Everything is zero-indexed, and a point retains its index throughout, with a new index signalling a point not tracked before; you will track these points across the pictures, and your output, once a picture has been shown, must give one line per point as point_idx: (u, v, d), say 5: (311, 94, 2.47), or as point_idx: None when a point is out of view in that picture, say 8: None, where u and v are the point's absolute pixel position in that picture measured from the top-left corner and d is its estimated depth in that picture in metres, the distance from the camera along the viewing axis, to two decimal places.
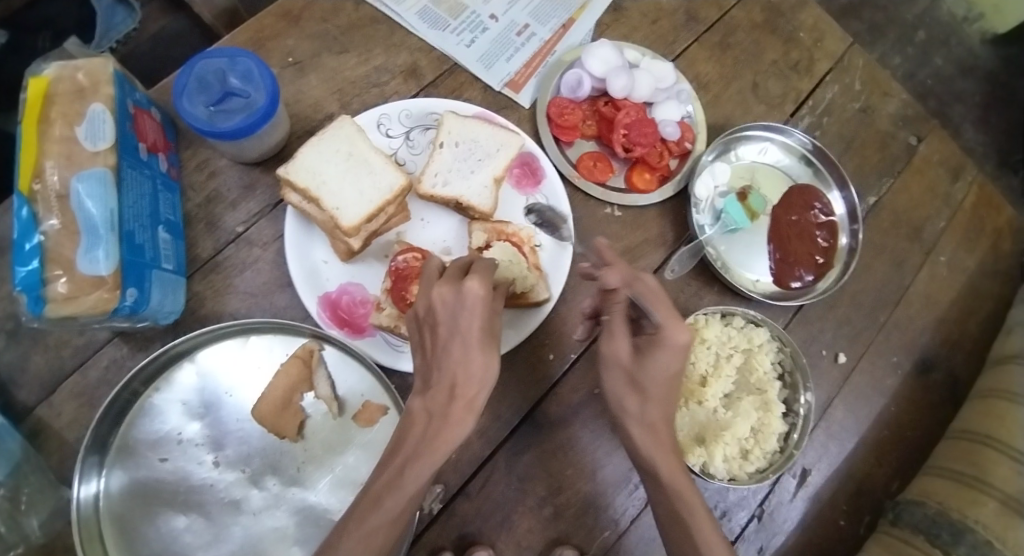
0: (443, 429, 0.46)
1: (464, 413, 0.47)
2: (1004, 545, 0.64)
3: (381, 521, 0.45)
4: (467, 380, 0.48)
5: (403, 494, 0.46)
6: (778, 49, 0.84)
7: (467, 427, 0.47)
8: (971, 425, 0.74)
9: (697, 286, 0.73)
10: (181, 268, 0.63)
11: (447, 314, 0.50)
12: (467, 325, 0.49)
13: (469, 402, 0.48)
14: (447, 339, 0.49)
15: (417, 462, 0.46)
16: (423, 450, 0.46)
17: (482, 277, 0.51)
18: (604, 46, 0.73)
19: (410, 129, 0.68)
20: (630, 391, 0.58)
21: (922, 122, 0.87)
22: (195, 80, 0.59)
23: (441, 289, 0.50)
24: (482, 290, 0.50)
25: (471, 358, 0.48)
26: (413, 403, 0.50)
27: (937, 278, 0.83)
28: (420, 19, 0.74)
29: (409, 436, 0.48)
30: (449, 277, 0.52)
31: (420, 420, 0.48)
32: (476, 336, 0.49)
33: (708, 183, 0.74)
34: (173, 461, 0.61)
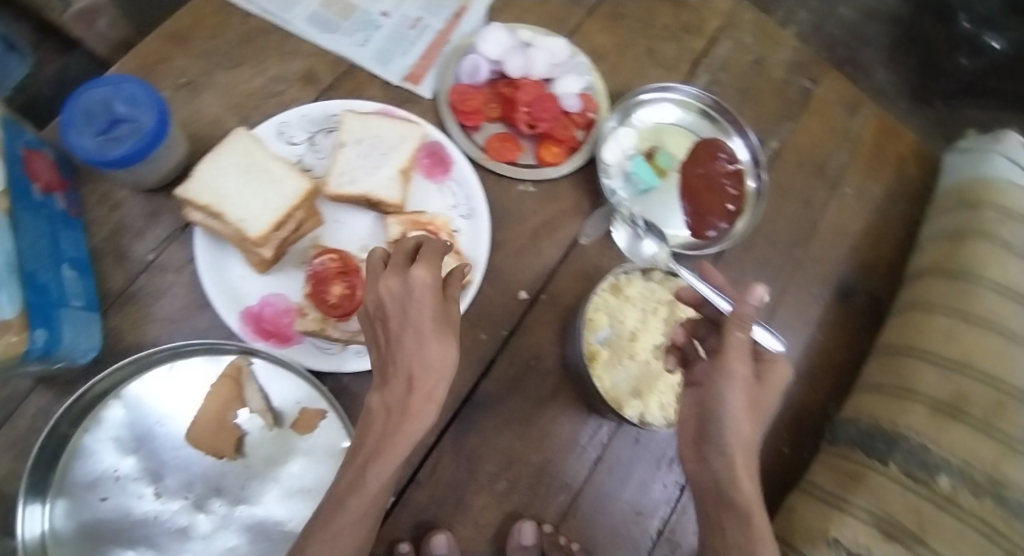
0: (402, 425, 0.45)
1: (424, 403, 0.46)
2: (939, 447, 0.65)
3: (347, 520, 0.44)
4: (424, 371, 0.46)
5: (366, 493, 0.45)
6: (669, 13, 0.87)
7: (429, 418, 0.46)
8: (895, 343, 0.78)
9: (617, 248, 0.76)
10: (93, 304, 0.63)
11: (396, 305, 0.48)
12: (416, 314, 0.47)
13: (428, 393, 0.46)
14: (399, 332, 0.48)
15: (377, 460, 0.44)
16: (383, 446, 0.44)
17: (429, 264, 0.49)
18: (496, 29, 0.75)
19: (312, 134, 0.69)
20: (746, 416, 0.52)
21: (814, 65, 0.92)
22: (80, 112, 0.59)
23: (388, 281, 0.49)
24: (431, 276, 0.48)
25: (425, 348, 0.47)
26: (372, 398, 0.49)
27: (846, 209, 0.87)
28: (311, 25, 0.75)
29: (370, 431, 0.47)
30: (396, 267, 0.50)
31: (379, 416, 0.47)
32: (428, 325, 0.47)
33: (614, 149, 0.76)
34: (113, 499, 0.60)
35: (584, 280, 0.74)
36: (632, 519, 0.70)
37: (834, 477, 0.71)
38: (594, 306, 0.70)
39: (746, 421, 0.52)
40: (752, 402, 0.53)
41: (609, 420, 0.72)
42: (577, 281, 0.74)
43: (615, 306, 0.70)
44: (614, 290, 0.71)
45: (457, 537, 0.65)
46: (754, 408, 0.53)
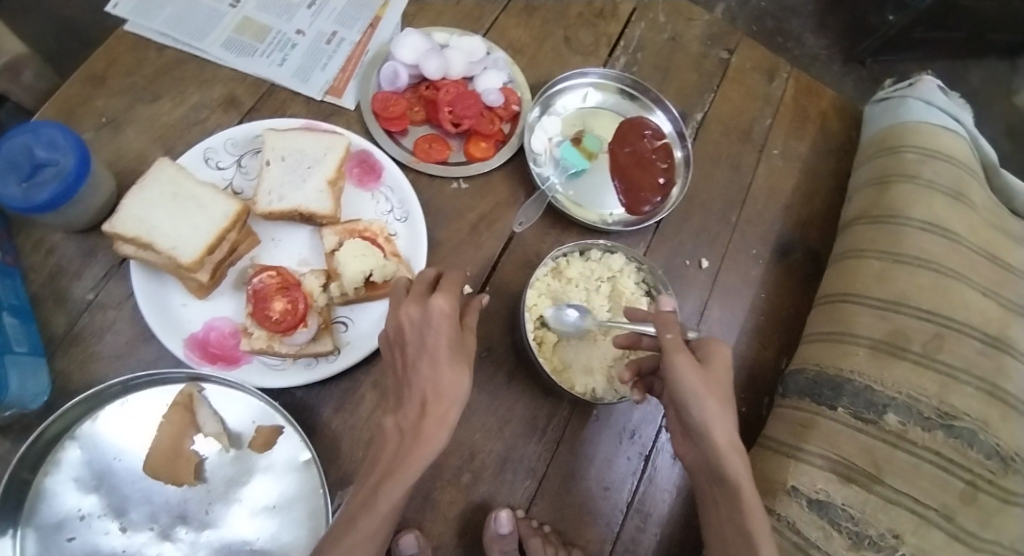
0: (415, 447, 0.46)
1: (437, 426, 0.47)
2: (883, 386, 0.68)
3: (356, 540, 0.45)
4: (437, 395, 0.48)
5: (376, 513, 0.45)
6: (581, 2, 0.90)
7: (442, 441, 0.47)
8: (833, 292, 0.80)
9: (556, 233, 0.77)
10: (38, 348, 0.63)
11: (415, 332, 0.52)
12: (432, 341, 0.51)
13: (440, 417, 0.47)
14: (414, 356, 0.52)
15: (392, 480, 0.45)
16: (396, 467, 0.46)
17: (449, 295, 0.53)
18: (410, 34, 0.76)
19: (240, 156, 0.70)
20: (709, 393, 0.52)
21: (729, 36, 0.95)
22: (2, 160, 0.60)
23: (408, 308, 0.53)
24: (447, 305, 0.52)
25: (440, 370, 0.49)
26: (387, 421, 0.51)
27: (775, 170, 0.90)
28: (227, 50, 0.75)
29: (382, 455, 0.48)
30: (417, 295, 0.55)
31: (393, 439, 0.49)
32: (443, 349, 0.51)
33: (541, 137, 0.78)
34: (80, 537, 0.60)
35: (526, 268, 0.76)
36: (599, 494, 0.72)
37: (783, 426, 0.73)
38: (537, 291, 0.71)
39: (715, 411, 0.52)
40: (715, 387, 0.53)
41: (565, 404, 0.73)
42: (520, 269, 0.75)
43: (558, 289, 0.72)
44: (556, 274, 0.73)
45: (427, 535, 0.66)
46: (719, 393, 0.53)
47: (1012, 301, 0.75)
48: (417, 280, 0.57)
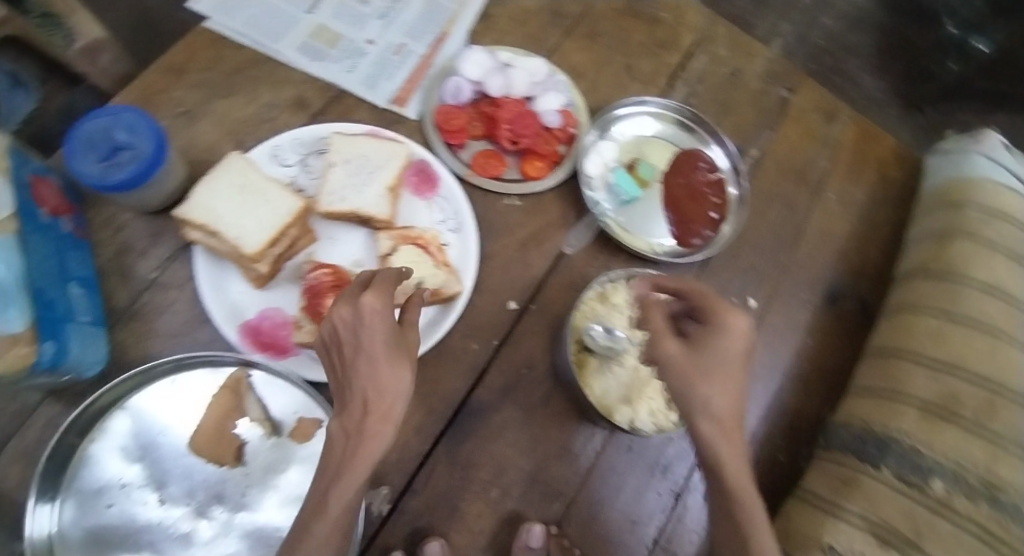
0: (361, 445, 0.49)
1: (379, 424, 0.50)
2: (930, 449, 0.66)
3: (314, 543, 0.48)
4: (377, 394, 0.51)
5: (328, 516, 0.49)
6: (644, 31, 0.89)
7: (385, 438, 0.50)
8: (881, 345, 0.80)
9: (604, 258, 0.78)
10: (100, 319, 0.65)
11: (349, 332, 0.54)
12: (368, 340, 0.52)
13: (383, 415, 0.50)
14: (353, 357, 0.53)
15: (341, 481, 0.49)
16: (346, 467, 0.49)
17: (379, 293, 0.55)
18: (476, 52, 0.78)
19: (305, 155, 0.72)
20: (694, 375, 0.50)
21: (790, 76, 0.94)
22: (83, 140, 0.62)
23: (341, 311, 0.54)
24: (379, 304, 0.54)
25: (375, 372, 0.51)
26: (332, 424, 0.53)
27: (830, 213, 0.89)
28: (302, 54, 0.77)
29: (331, 457, 0.51)
30: (350, 296, 0.56)
31: (339, 439, 0.51)
32: (377, 349, 0.52)
33: (596, 161, 0.79)
34: (118, 505, 0.62)
35: (572, 290, 0.76)
36: (626, 527, 0.71)
37: (825, 482, 0.71)
38: (580, 315, 0.72)
39: (724, 386, 0.50)
40: (727, 368, 0.50)
41: (600, 428, 0.73)
42: (565, 290, 0.76)
43: (602, 314, 0.72)
44: (601, 299, 0.73)
45: (451, 545, 0.66)
46: (730, 372, 0.51)
47: (1013, 335, 0.73)
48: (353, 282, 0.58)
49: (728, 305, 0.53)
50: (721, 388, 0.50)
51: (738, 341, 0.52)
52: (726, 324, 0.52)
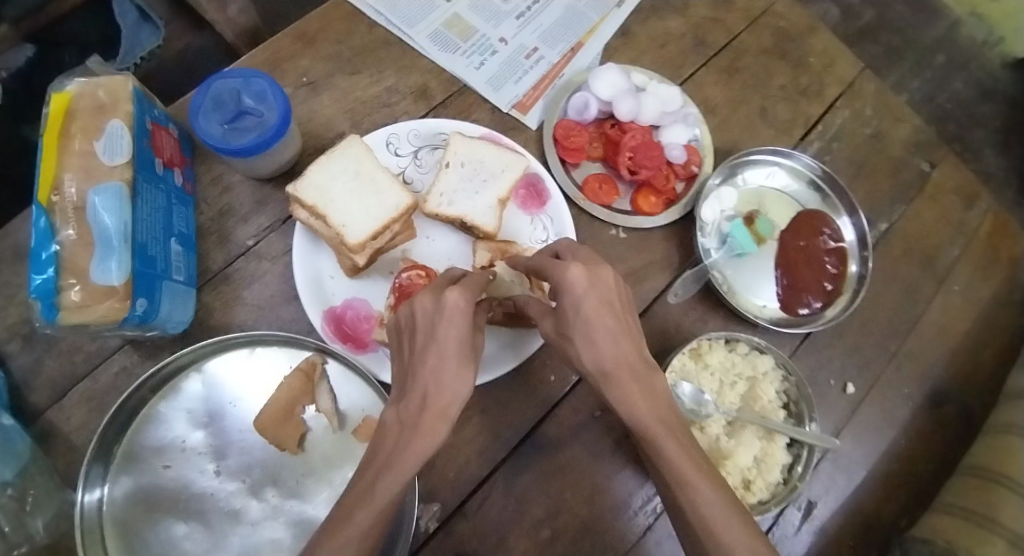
0: (413, 440, 0.45)
1: (436, 421, 0.46)
2: None
3: (354, 534, 0.41)
4: (439, 389, 0.47)
5: (375, 505, 0.42)
6: (787, 74, 0.84)
7: (441, 435, 0.46)
8: (972, 465, 0.74)
9: (702, 311, 0.73)
10: (192, 280, 0.65)
11: (426, 321, 0.51)
12: (444, 334, 0.49)
13: (441, 411, 0.47)
14: (423, 346, 0.50)
15: (391, 471, 0.43)
16: (396, 459, 0.44)
17: (465, 291, 0.52)
18: (611, 69, 0.74)
19: (418, 148, 0.70)
20: (588, 321, 0.52)
21: (934, 149, 0.87)
22: (211, 99, 0.61)
23: (423, 299, 0.52)
24: (464, 303, 0.51)
25: (444, 367, 0.48)
26: (386, 416, 0.49)
27: (951, 307, 0.81)
28: (432, 42, 0.76)
29: (381, 449, 0.46)
30: (434, 288, 0.54)
31: (392, 433, 0.47)
32: (452, 346, 0.49)
33: (713, 208, 0.74)
34: (175, 468, 0.61)
35: (663, 339, 0.71)
36: None
37: None
38: (671, 368, 0.67)
39: (591, 336, 0.51)
40: (583, 325, 0.51)
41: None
42: (653, 337, 0.71)
43: (692, 372, 0.68)
44: (694, 356, 0.68)
45: None
46: (600, 323, 0.51)
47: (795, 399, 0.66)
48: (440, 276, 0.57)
49: (565, 263, 0.53)
50: (587, 342, 0.51)
51: (593, 292, 0.52)
52: (565, 283, 0.52)
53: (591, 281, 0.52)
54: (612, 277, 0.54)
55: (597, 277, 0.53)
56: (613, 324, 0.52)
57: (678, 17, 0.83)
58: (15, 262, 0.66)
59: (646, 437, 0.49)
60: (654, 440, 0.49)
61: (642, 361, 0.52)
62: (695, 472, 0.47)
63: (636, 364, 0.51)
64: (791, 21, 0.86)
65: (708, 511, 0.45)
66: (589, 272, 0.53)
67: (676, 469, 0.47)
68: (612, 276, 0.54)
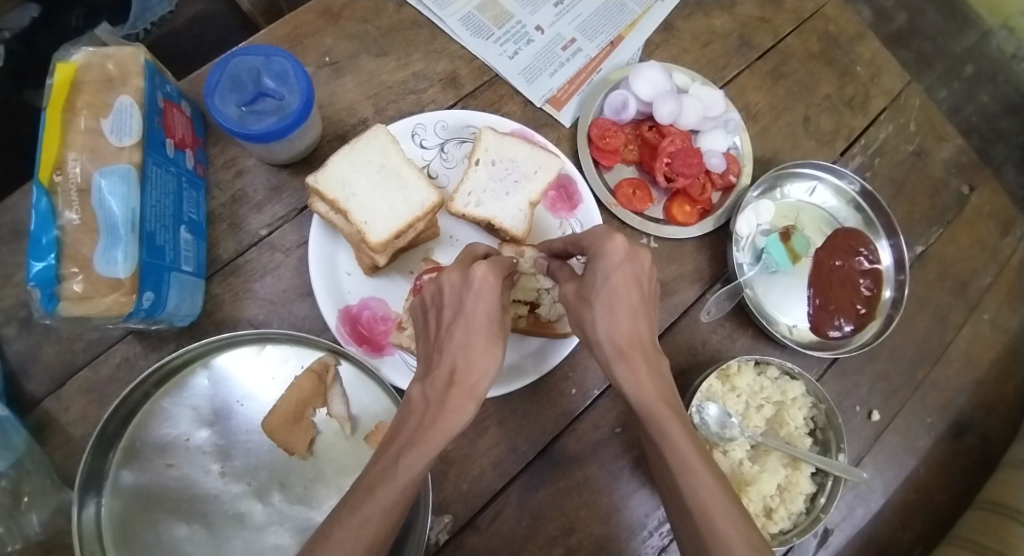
0: (439, 416, 0.41)
1: (462, 399, 0.42)
2: None
3: (375, 511, 0.38)
4: (468, 366, 0.43)
5: (398, 482, 0.39)
6: (832, 82, 0.80)
7: (469, 414, 0.42)
8: (991, 500, 0.71)
9: (731, 327, 0.70)
10: (201, 270, 0.61)
11: (453, 297, 0.47)
12: (472, 308, 0.45)
13: (470, 389, 0.43)
14: (450, 322, 0.46)
15: (412, 451, 0.40)
16: (418, 437, 0.40)
17: (494, 267, 0.48)
18: (653, 68, 0.70)
19: (446, 141, 0.67)
20: (616, 297, 0.46)
21: (975, 170, 0.84)
22: (228, 78, 0.56)
23: (450, 275, 0.48)
24: (492, 279, 0.47)
25: (473, 344, 0.44)
26: (412, 393, 0.45)
27: (980, 336, 0.79)
28: (464, 26, 0.71)
29: (405, 426, 0.42)
30: (461, 265, 0.50)
31: (417, 409, 0.43)
32: (482, 322, 0.45)
33: (750, 220, 0.70)
34: (179, 467, 0.59)
35: (689, 355, 0.69)
36: None
37: None
38: (700, 390, 0.64)
39: (614, 309, 0.46)
40: (607, 296, 0.47)
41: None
42: (679, 354, 0.69)
43: (719, 394, 0.65)
44: (721, 377, 0.66)
45: None
46: (626, 298, 0.47)
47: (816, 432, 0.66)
48: (465, 253, 0.53)
49: (608, 231, 0.48)
50: (607, 311, 0.47)
51: (628, 268, 0.47)
52: (602, 252, 0.47)
53: (629, 255, 0.47)
54: (649, 261, 0.49)
55: (636, 255, 0.48)
56: (638, 304, 0.47)
57: (725, 14, 0.79)
58: (14, 242, 0.62)
59: (648, 418, 0.46)
60: (652, 418, 0.45)
61: (654, 346, 0.48)
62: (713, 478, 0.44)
63: (649, 345, 0.48)
64: (842, 26, 0.82)
65: (703, 492, 0.42)
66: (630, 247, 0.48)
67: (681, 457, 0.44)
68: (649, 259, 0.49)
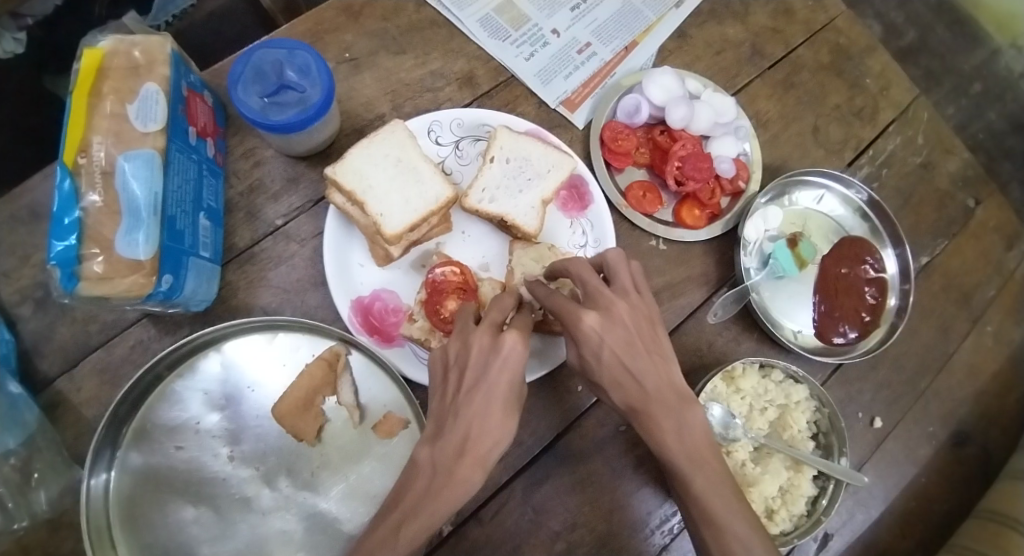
0: (445, 487, 0.41)
1: (472, 469, 0.42)
2: None
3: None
4: (481, 435, 0.43)
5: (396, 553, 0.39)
6: (842, 94, 0.82)
7: (474, 484, 0.42)
8: (991, 509, 0.72)
9: (736, 331, 0.71)
10: (218, 256, 0.62)
11: (480, 360, 0.46)
12: (496, 378, 0.45)
13: (479, 459, 0.43)
14: (471, 387, 0.45)
15: (414, 521, 0.40)
16: (423, 506, 0.41)
17: (523, 333, 0.47)
18: (665, 73, 0.71)
19: (461, 138, 0.68)
20: (618, 367, 0.48)
21: (981, 184, 0.85)
22: (252, 69, 0.57)
23: (479, 337, 0.47)
24: (522, 348, 0.46)
25: (491, 414, 0.44)
26: (419, 452, 0.44)
27: (983, 348, 0.79)
28: (482, 27, 0.73)
29: (409, 490, 0.43)
30: (491, 321, 0.48)
31: (424, 472, 0.43)
32: (502, 392, 0.45)
33: (757, 226, 0.71)
34: (188, 450, 0.59)
35: (694, 356, 0.69)
36: None
37: None
38: (704, 390, 0.65)
39: (617, 381, 0.49)
40: (607, 371, 0.49)
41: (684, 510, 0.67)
42: (685, 355, 0.69)
43: (723, 395, 0.66)
44: (726, 378, 0.66)
45: None
46: (625, 366, 0.48)
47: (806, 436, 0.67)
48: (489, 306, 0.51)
49: (575, 311, 0.48)
50: (614, 384, 0.49)
51: (614, 335, 0.48)
52: (579, 332, 0.49)
53: (606, 325, 0.48)
54: (629, 311, 0.49)
55: (612, 318, 0.48)
56: (636, 362, 0.48)
57: (738, 24, 0.80)
58: (33, 223, 0.63)
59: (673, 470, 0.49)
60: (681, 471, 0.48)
61: (676, 395, 0.49)
62: (719, 502, 0.46)
63: (667, 396, 0.49)
64: (852, 39, 0.84)
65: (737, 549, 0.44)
66: (602, 315, 0.49)
67: (707, 508, 0.46)
68: (627, 309, 0.49)
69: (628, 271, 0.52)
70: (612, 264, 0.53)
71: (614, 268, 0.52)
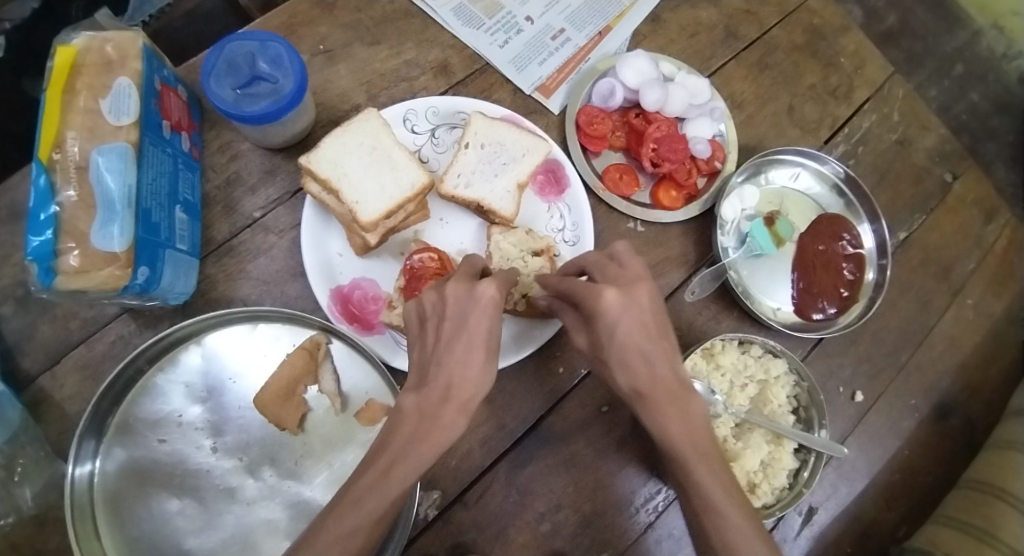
0: (432, 430, 0.41)
1: (456, 415, 0.43)
2: None
3: (363, 521, 0.38)
4: (463, 381, 0.44)
5: (384, 487, 0.40)
6: (817, 73, 0.82)
7: (459, 430, 0.43)
8: (974, 478, 0.73)
9: (715, 310, 0.72)
10: (196, 249, 0.63)
11: (458, 309, 0.46)
12: (476, 325, 0.45)
13: (463, 404, 0.43)
14: (451, 335, 0.45)
15: (403, 463, 0.40)
16: (411, 449, 0.41)
17: (501, 285, 0.48)
18: (639, 56, 0.71)
19: (436, 126, 0.68)
20: (634, 346, 0.48)
21: (958, 159, 0.85)
22: (224, 61, 0.57)
23: (455, 287, 0.48)
24: (498, 296, 0.47)
25: (472, 359, 0.45)
26: (403, 400, 0.44)
27: (963, 321, 0.80)
28: (456, 16, 0.73)
29: (395, 435, 0.42)
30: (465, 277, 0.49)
31: (410, 420, 0.42)
32: (474, 339, 0.45)
33: (735, 205, 0.71)
34: (170, 442, 0.60)
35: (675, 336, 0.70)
36: None
37: None
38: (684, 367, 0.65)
39: (627, 362, 0.49)
40: (618, 351, 0.49)
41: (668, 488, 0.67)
42: None
43: (703, 371, 0.66)
44: (706, 355, 0.67)
45: None
46: (636, 348, 0.48)
47: (780, 408, 0.67)
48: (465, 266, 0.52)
49: (595, 289, 0.48)
50: (622, 366, 0.49)
51: (631, 316, 0.48)
52: (599, 309, 0.48)
53: (626, 304, 0.48)
54: (648, 295, 0.49)
55: (632, 298, 0.48)
56: (649, 346, 0.48)
57: (711, 7, 0.81)
58: (12, 222, 0.63)
59: None
60: None
61: (678, 383, 0.49)
62: (697, 488, 0.45)
63: (671, 385, 0.48)
64: (826, 19, 0.84)
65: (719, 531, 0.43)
66: (623, 294, 0.48)
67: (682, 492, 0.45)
68: (647, 292, 0.49)
69: (637, 260, 0.52)
70: (622, 254, 0.52)
71: (622, 259, 0.52)
